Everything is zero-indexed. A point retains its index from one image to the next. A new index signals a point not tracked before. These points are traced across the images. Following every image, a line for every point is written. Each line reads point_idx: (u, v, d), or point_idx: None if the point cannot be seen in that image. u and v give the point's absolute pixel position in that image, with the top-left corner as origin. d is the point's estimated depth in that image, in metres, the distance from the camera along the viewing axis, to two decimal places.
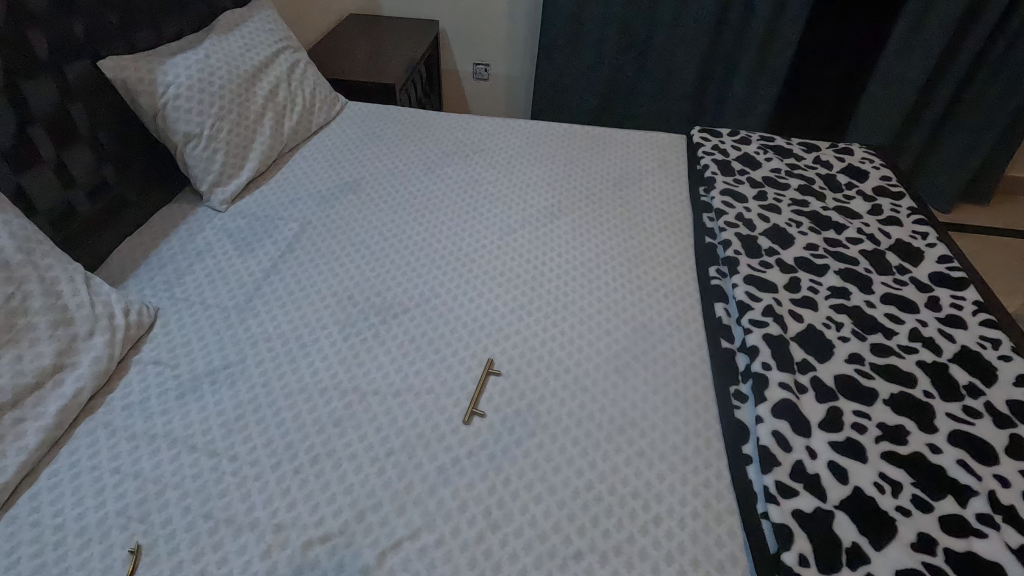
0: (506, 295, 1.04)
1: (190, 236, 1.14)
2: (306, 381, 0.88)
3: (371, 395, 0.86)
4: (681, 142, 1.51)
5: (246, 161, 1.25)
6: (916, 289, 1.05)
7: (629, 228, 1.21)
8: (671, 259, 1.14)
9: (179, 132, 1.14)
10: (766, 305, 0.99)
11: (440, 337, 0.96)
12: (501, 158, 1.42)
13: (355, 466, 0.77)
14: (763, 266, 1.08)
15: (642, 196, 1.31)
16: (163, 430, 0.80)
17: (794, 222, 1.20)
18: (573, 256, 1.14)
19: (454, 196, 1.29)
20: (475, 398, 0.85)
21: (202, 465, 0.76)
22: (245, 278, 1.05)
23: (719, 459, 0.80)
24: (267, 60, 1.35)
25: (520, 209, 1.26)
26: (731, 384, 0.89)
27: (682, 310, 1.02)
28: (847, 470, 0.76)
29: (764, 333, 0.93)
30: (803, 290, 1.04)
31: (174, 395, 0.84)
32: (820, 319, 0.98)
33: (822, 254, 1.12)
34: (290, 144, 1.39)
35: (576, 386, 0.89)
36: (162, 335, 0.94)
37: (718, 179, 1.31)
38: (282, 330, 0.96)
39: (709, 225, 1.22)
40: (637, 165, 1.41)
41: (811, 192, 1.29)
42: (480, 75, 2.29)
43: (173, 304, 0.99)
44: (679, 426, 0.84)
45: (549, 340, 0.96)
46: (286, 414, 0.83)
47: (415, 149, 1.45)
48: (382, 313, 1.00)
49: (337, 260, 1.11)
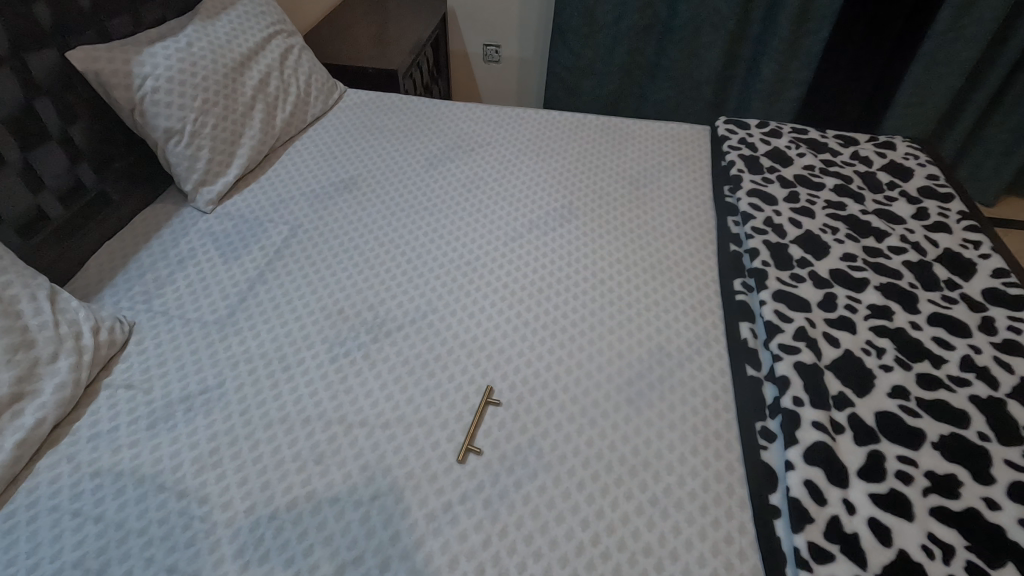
0: (510, 311, 0.95)
1: (173, 240, 1.06)
2: (288, 409, 0.80)
3: (357, 427, 0.78)
4: (705, 134, 1.39)
5: (234, 157, 1.17)
6: (968, 308, 0.94)
7: (646, 233, 1.11)
8: (693, 270, 1.04)
9: (160, 128, 1.05)
10: (798, 327, 0.89)
11: (435, 359, 0.87)
12: (508, 154, 1.32)
13: (336, 512, 0.70)
14: (794, 280, 0.98)
15: (661, 197, 1.20)
16: (131, 466, 0.73)
17: (829, 228, 1.09)
18: (584, 265, 1.04)
19: (456, 196, 1.20)
20: (471, 432, 0.77)
21: (170, 508, 0.70)
22: (228, 289, 0.98)
23: (742, 510, 0.71)
24: (257, 46, 1.25)
25: (529, 211, 1.16)
26: (758, 420, 0.80)
27: (703, 330, 0.93)
28: (889, 529, 0.66)
29: (796, 361, 0.83)
30: (840, 309, 0.93)
31: (145, 425, 0.78)
32: (859, 344, 0.88)
33: (861, 265, 1.01)
34: (282, 138, 1.30)
35: (583, 419, 0.80)
36: (136, 354, 0.87)
37: (746, 177, 1.19)
38: (265, 350, 0.88)
39: (735, 230, 1.11)
40: (657, 161, 1.30)
41: (848, 193, 1.17)
42: (491, 56, 2.17)
43: (150, 319, 0.92)
44: (697, 469, 0.75)
45: (555, 364, 0.87)
46: (264, 448, 0.76)
47: (417, 142, 1.35)
48: (373, 331, 0.92)
49: (328, 268, 1.03)
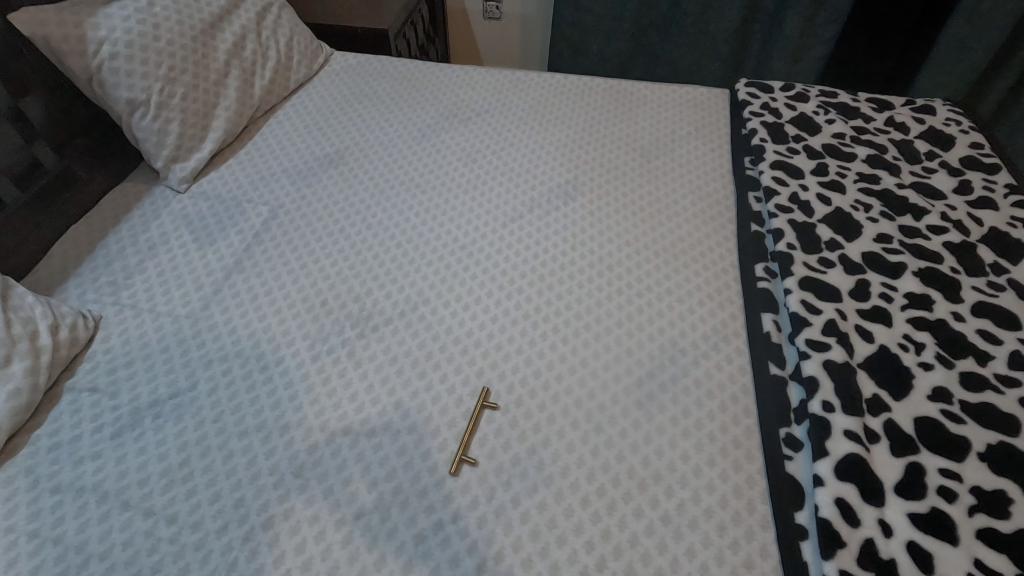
0: (509, 302, 0.87)
1: (144, 224, 0.98)
2: (265, 415, 0.74)
3: (340, 436, 0.72)
4: (724, 99, 1.27)
5: (208, 131, 1.08)
6: (1017, 296, 0.84)
7: (658, 213, 1.01)
8: (710, 254, 0.94)
9: (121, 100, 0.95)
10: (828, 319, 0.80)
11: (426, 357, 0.80)
12: (508, 123, 1.21)
13: (316, 532, 0.64)
14: (823, 265, 0.88)
15: (675, 171, 1.09)
16: (93, 480, 0.67)
17: (861, 205, 0.98)
18: (591, 248, 0.95)
19: (451, 171, 1.10)
20: (464, 440, 0.70)
21: (135, 528, 0.64)
22: (202, 278, 0.90)
23: (764, 530, 0.64)
24: (231, 5, 1.14)
25: (530, 187, 1.06)
26: (782, 426, 0.72)
27: (721, 323, 0.84)
28: (932, 555, 0.59)
29: (825, 360, 0.75)
30: (874, 298, 0.84)
31: (110, 433, 0.72)
32: (895, 339, 0.79)
33: (897, 248, 0.91)
34: (263, 109, 1.20)
35: (588, 425, 0.73)
36: (101, 353, 0.80)
37: (769, 148, 1.08)
38: (241, 347, 0.81)
39: (756, 208, 1.01)
40: (671, 129, 1.19)
41: (882, 165, 1.06)
42: (492, 13, 2.02)
43: (118, 313, 0.85)
44: (713, 483, 0.68)
45: (558, 362, 0.79)
46: (239, 460, 0.69)
47: (408, 110, 1.24)
48: (359, 325, 0.84)
49: (311, 254, 0.94)
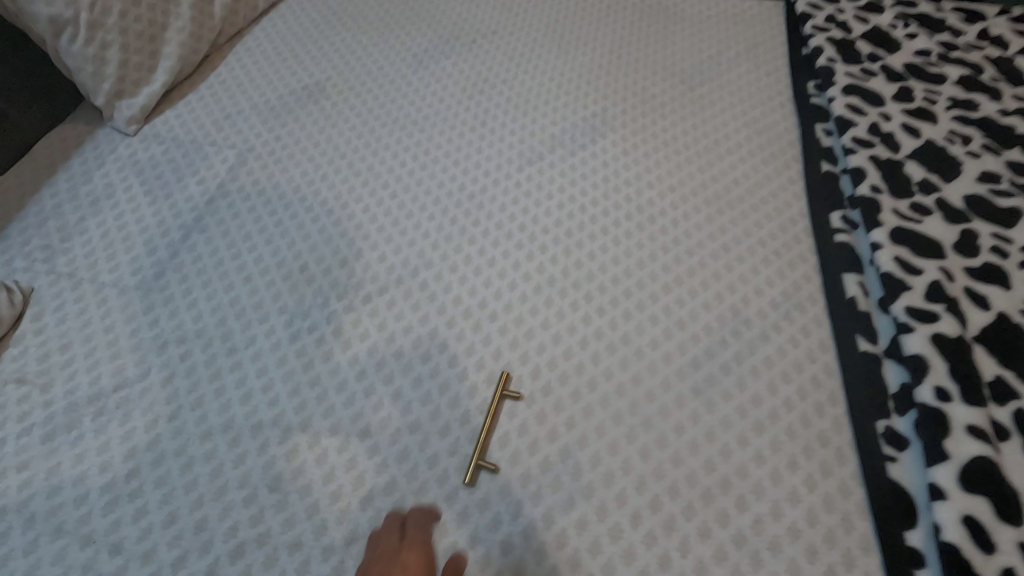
0: (529, 264, 0.71)
1: (85, 174, 0.81)
2: (234, 412, 0.60)
3: (327, 437, 0.58)
4: (779, 12, 1.06)
5: (160, 60, 0.89)
6: None
7: (707, 151, 0.83)
8: (772, 201, 0.77)
9: (42, 19, 0.78)
10: (931, 282, 0.64)
11: (430, 336, 0.65)
12: (520, 46, 1.01)
13: (299, 561, 0.52)
14: (918, 213, 0.71)
15: (725, 100, 0.90)
16: (19, 499, 0.54)
17: (959, 136, 0.80)
18: (626, 197, 0.78)
19: (453, 104, 0.91)
20: (481, 441, 0.57)
21: (73, 560, 0.51)
22: (154, 239, 0.74)
23: (866, 555, 0.51)
24: None
25: (548, 121, 0.88)
26: (879, 419, 0.57)
27: (791, 286, 0.68)
28: None
29: (933, 334, 0.59)
30: (985, 253, 0.67)
31: (41, 437, 0.58)
32: (1017, 304, 0.63)
33: (1007, 189, 0.74)
34: (229, 36, 1.01)
35: (633, 420, 0.59)
36: (31, 335, 0.65)
37: (839, 71, 0.89)
38: (202, 325, 0.66)
39: (826, 143, 0.83)
40: (717, 50, 0.99)
41: (980, 86, 0.87)
42: None
43: (52, 284, 0.69)
44: (794, 493, 0.54)
45: (593, 339, 0.64)
46: (202, 469, 0.56)
47: (400, 33, 1.04)
48: (346, 296, 0.68)
49: (287, 208, 0.78)
